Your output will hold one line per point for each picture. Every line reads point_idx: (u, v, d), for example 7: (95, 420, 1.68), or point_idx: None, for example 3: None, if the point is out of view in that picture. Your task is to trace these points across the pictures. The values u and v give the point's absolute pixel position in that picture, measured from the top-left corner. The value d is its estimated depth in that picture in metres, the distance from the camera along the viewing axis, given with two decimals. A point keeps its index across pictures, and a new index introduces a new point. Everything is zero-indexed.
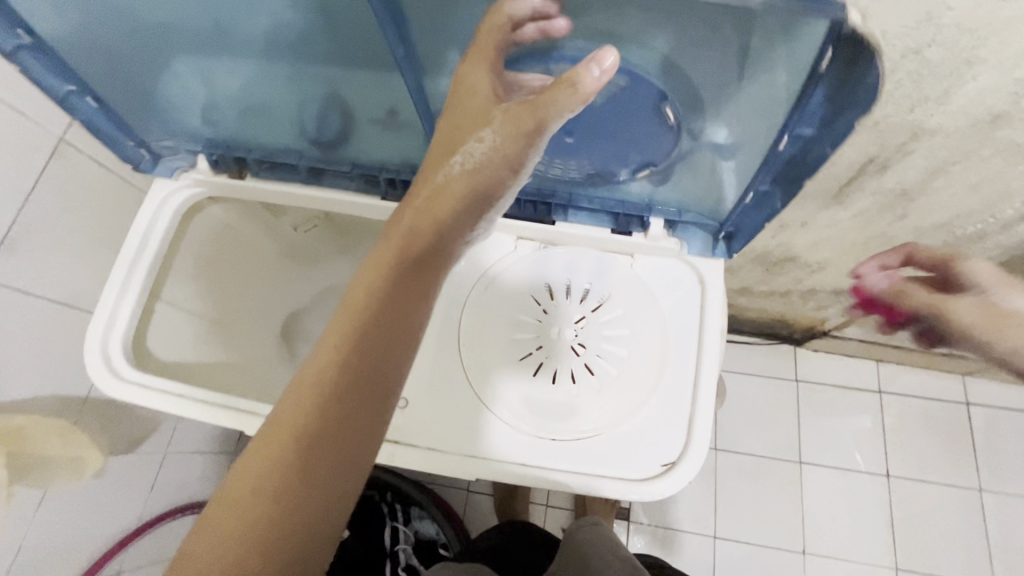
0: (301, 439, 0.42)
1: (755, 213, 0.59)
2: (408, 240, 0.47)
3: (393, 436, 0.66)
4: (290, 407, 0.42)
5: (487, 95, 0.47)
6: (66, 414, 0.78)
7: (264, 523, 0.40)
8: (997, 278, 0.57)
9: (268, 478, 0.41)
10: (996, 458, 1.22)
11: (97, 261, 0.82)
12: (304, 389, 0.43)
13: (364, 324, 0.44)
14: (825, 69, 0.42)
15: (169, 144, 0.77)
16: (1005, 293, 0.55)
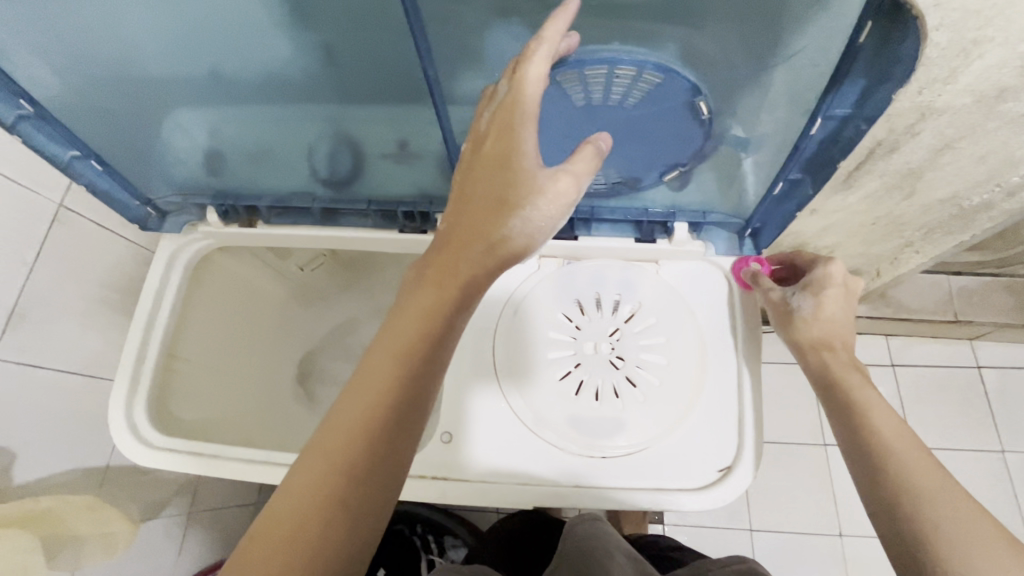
0: (347, 476, 0.41)
1: (782, 206, 0.61)
2: (455, 287, 0.45)
3: (443, 473, 0.64)
4: (338, 440, 0.42)
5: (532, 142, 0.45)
6: (88, 488, 0.75)
7: (307, 554, 0.39)
8: (818, 285, 0.62)
9: (316, 510, 0.40)
10: (1012, 417, 1.24)
11: (109, 326, 0.79)
12: (353, 423, 0.42)
13: (408, 366, 0.43)
14: (862, 42, 0.43)
15: (174, 199, 0.75)
16: (803, 298, 0.63)
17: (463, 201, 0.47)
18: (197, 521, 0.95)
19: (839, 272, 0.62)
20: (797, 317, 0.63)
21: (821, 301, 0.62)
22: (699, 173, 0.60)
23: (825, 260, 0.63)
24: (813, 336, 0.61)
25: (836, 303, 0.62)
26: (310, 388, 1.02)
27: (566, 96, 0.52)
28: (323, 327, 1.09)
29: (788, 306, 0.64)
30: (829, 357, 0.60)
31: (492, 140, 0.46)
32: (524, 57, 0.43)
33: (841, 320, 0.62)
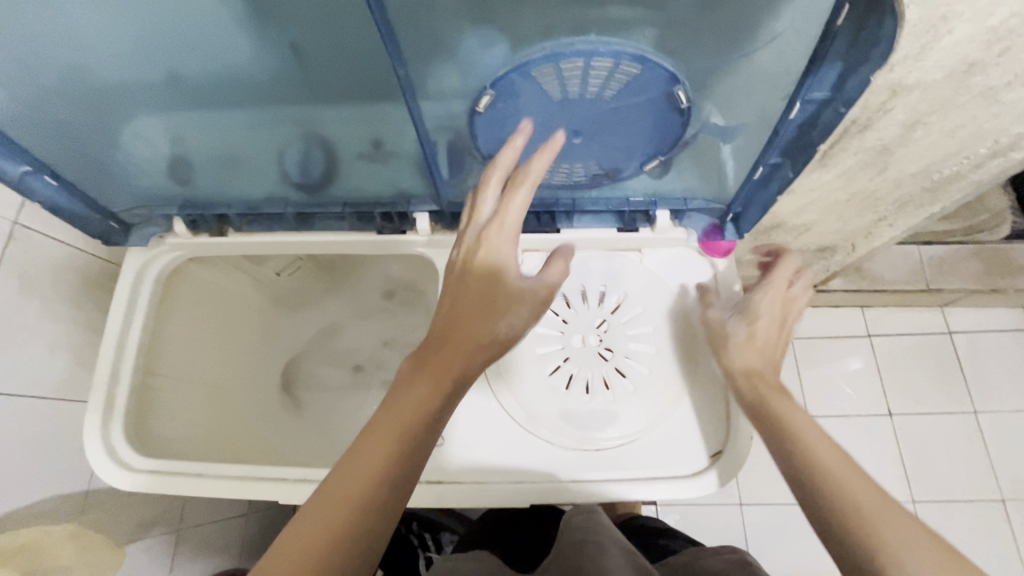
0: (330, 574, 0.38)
1: (764, 189, 0.61)
2: (449, 377, 0.46)
3: (436, 477, 0.63)
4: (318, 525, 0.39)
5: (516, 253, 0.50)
6: (68, 515, 0.72)
7: None
8: (753, 311, 0.61)
9: None
10: (983, 379, 1.28)
11: (78, 345, 0.76)
12: (337, 509, 0.40)
13: (402, 455, 0.42)
14: (839, 26, 0.43)
15: (139, 212, 0.72)
16: (739, 322, 0.61)
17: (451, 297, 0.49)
18: (186, 538, 0.92)
19: (772, 299, 0.61)
20: (731, 341, 0.60)
21: (754, 328, 0.59)
22: (679, 160, 0.60)
23: (767, 284, 0.62)
24: (744, 364, 0.58)
25: (769, 332, 0.59)
26: (296, 395, 1.00)
27: (544, 90, 0.51)
28: (305, 333, 1.06)
29: (724, 330, 0.61)
30: (760, 384, 0.56)
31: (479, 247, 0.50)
32: (514, 182, 0.49)
33: (774, 350, 0.59)
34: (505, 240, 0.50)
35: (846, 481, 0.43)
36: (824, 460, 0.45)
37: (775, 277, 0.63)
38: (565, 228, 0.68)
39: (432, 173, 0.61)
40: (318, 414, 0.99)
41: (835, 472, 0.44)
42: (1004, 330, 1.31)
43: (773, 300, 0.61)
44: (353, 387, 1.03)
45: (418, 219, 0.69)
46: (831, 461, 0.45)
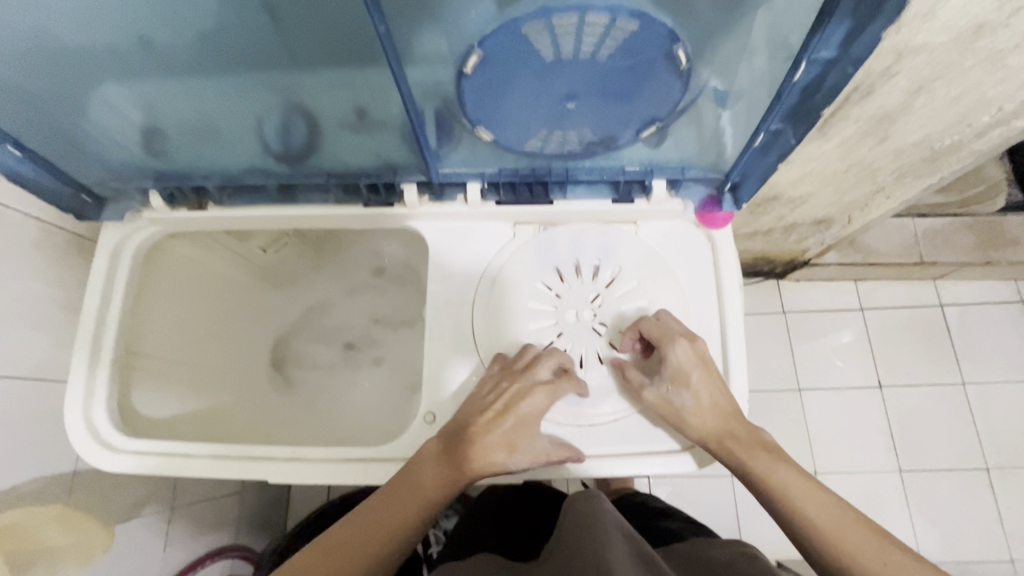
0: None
1: (764, 158, 0.58)
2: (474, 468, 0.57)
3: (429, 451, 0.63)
4: (361, 538, 0.56)
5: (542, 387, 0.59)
6: (56, 497, 0.71)
7: None
8: (682, 374, 0.60)
9: None
10: (972, 351, 1.29)
11: (58, 324, 0.73)
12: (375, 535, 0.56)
13: (413, 527, 0.56)
14: None
15: (113, 184, 0.69)
16: (679, 391, 0.60)
17: (463, 433, 0.57)
18: (179, 516, 0.91)
19: (686, 351, 0.60)
20: (684, 415, 0.59)
21: (693, 388, 0.59)
22: (675, 128, 0.58)
23: (669, 341, 0.61)
24: (706, 429, 0.58)
25: (705, 381, 0.60)
26: (286, 372, 1.00)
27: (535, 51, 0.48)
28: (295, 310, 1.04)
29: (672, 405, 0.60)
30: (734, 444, 0.57)
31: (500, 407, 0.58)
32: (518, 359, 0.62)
33: (717, 394, 0.60)
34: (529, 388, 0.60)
35: (841, 533, 0.51)
36: (814, 518, 0.52)
37: (674, 328, 0.62)
38: (558, 199, 0.66)
39: (420, 143, 0.58)
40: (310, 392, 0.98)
41: (824, 529, 0.52)
42: (995, 303, 1.32)
43: (686, 350, 0.60)
44: (344, 365, 1.02)
45: (406, 191, 0.66)
46: (820, 518, 0.52)
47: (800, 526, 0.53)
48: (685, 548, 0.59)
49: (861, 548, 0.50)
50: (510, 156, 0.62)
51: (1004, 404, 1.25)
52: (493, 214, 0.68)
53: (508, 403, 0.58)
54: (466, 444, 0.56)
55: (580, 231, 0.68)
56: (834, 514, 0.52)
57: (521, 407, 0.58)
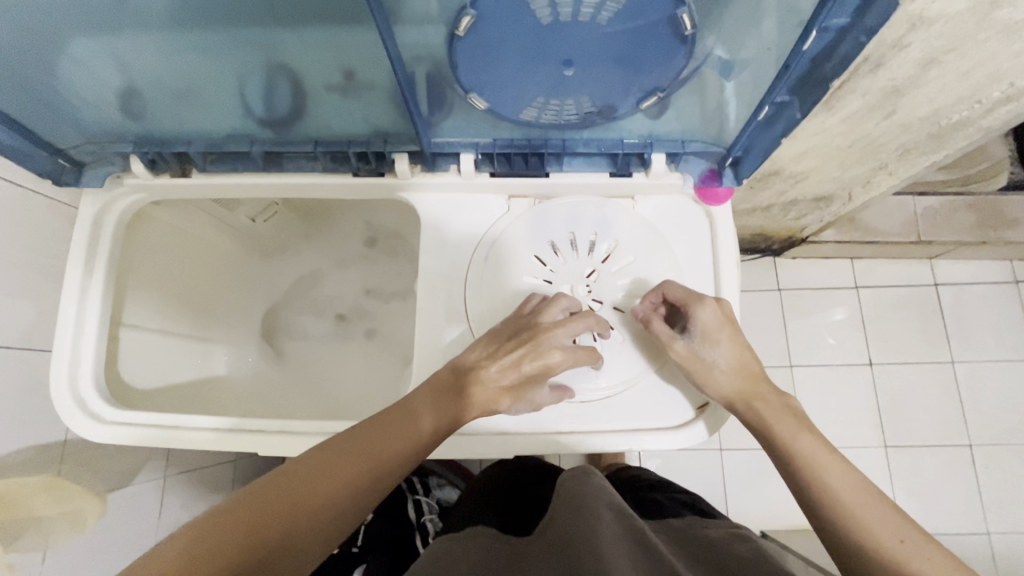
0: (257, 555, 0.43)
1: (768, 131, 0.57)
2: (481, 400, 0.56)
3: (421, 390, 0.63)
4: (352, 455, 0.51)
5: (564, 342, 0.59)
6: (46, 466, 0.70)
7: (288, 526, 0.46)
8: (712, 333, 0.59)
9: (310, 499, 0.47)
10: (963, 330, 1.30)
11: (41, 293, 0.71)
12: (369, 454, 0.51)
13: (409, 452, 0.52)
14: None
15: (91, 148, 0.66)
16: (710, 348, 0.59)
17: (471, 374, 0.56)
18: (173, 484, 0.91)
19: (716, 310, 0.60)
20: (714, 371, 0.58)
21: (723, 349, 0.59)
22: (676, 99, 0.56)
23: (699, 300, 0.60)
24: (735, 389, 0.58)
25: (732, 340, 0.59)
26: (278, 344, 0.99)
27: (531, 14, 0.45)
28: (284, 281, 1.03)
29: (703, 362, 0.59)
30: (762, 406, 0.57)
31: (509, 363, 0.57)
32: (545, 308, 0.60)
33: (746, 355, 0.59)
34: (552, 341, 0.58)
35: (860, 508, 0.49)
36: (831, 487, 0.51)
37: (695, 291, 0.61)
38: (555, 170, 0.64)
39: (410, 111, 0.56)
40: (301, 363, 0.98)
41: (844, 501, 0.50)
42: (989, 283, 1.32)
43: (714, 310, 0.59)
44: (336, 337, 1.01)
45: (397, 160, 0.64)
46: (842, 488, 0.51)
47: (815, 491, 0.51)
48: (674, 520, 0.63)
49: (881, 524, 0.48)
50: (505, 125, 0.60)
51: (990, 382, 1.27)
52: (486, 187, 0.66)
53: (520, 357, 0.57)
54: (474, 390, 0.55)
55: (586, 197, 0.67)
56: (856, 486, 0.51)
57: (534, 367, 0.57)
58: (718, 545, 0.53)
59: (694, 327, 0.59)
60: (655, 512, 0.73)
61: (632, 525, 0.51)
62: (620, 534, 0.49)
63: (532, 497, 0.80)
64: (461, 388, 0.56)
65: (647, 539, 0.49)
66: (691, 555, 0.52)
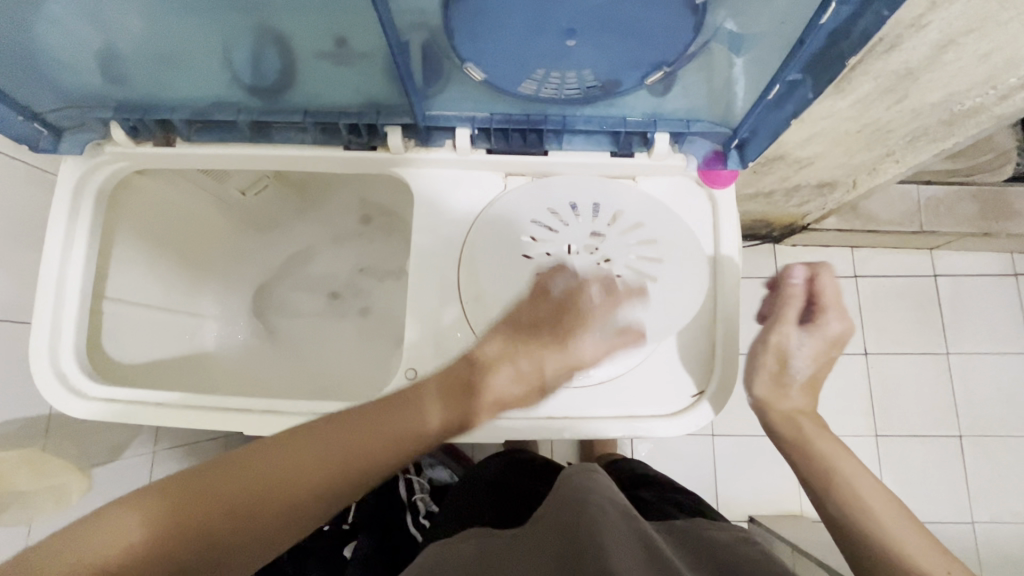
0: (214, 525, 0.44)
1: (776, 112, 0.54)
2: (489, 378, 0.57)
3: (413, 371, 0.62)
4: (348, 444, 0.50)
5: (600, 331, 0.61)
6: (30, 440, 0.69)
7: (275, 506, 0.46)
8: (819, 342, 0.61)
9: (297, 484, 0.47)
10: (960, 322, 1.29)
11: (22, 265, 0.69)
12: (364, 447, 0.50)
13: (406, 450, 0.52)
14: None
15: (70, 114, 0.63)
16: (803, 356, 0.62)
17: (484, 373, 0.57)
18: (162, 459, 0.91)
19: (840, 330, 0.61)
20: (790, 372, 0.62)
21: (813, 367, 0.62)
22: (682, 76, 0.53)
23: (842, 310, 0.61)
24: (799, 398, 0.62)
25: (829, 360, 0.62)
26: (268, 321, 0.97)
27: None
28: (275, 256, 1.00)
29: (786, 360, 0.62)
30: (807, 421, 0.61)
31: (530, 379, 0.58)
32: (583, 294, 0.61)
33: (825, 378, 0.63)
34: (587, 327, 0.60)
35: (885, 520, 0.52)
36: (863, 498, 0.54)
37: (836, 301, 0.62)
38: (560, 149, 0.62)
39: (404, 81, 0.53)
40: (291, 341, 0.95)
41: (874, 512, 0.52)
42: (988, 275, 1.31)
43: (840, 328, 0.61)
44: (329, 314, 0.98)
45: (389, 133, 0.61)
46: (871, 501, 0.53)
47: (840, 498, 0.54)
48: (676, 522, 0.64)
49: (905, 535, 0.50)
50: (504, 99, 0.57)
51: (984, 374, 1.27)
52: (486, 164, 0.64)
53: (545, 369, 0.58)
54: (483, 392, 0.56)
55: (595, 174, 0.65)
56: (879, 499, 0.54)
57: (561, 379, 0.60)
58: (724, 548, 0.54)
59: (823, 327, 0.61)
60: (650, 511, 0.73)
61: (639, 531, 0.52)
62: (626, 538, 0.50)
63: (527, 492, 0.79)
64: (472, 388, 0.56)
65: (655, 546, 0.50)
66: (687, 552, 0.54)
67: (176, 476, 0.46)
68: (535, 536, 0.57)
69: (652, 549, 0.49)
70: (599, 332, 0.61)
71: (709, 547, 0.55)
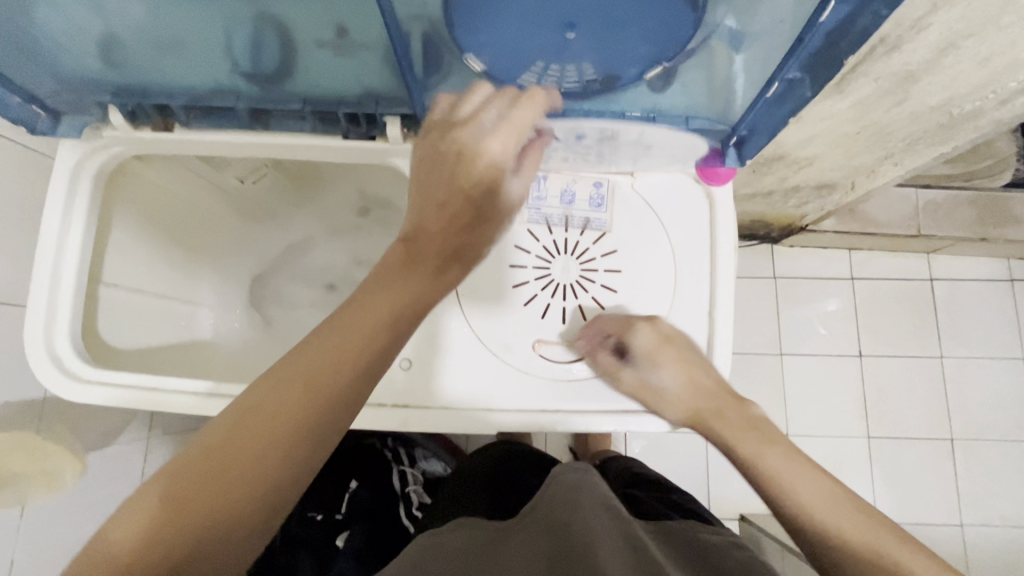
0: (234, 494, 0.37)
1: (775, 110, 0.54)
2: (443, 214, 0.44)
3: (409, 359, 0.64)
4: (333, 340, 0.42)
5: (499, 124, 0.45)
6: (25, 424, 0.69)
7: (285, 441, 0.39)
8: (653, 355, 0.61)
9: (297, 409, 0.39)
10: (955, 326, 1.30)
11: (18, 249, 0.69)
12: (350, 336, 0.42)
13: (398, 315, 0.43)
14: None
15: (67, 97, 0.62)
16: (657, 374, 0.61)
17: (415, 238, 0.45)
18: (157, 446, 0.91)
19: (650, 333, 0.61)
20: (663, 397, 0.61)
21: (674, 372, 0.61)
22: (682, 71, 0.53)
23: (639, 322, 0.62)
24: (684, 409, 0.61)
25: (678, 359, 0.61)
26: (265, 311, 0.97)
27: None
28: (273, 247, 1.00)
29: (653, 389, 0.61)
30: (720, 423, 0.59)
31: (449, 201, 0.44)
32: (464, 110, 0.46)
33: (695, 372, 0.61)
34: (481, 132, 0.44)
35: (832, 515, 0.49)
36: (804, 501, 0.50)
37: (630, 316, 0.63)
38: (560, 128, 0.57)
39: (405, 70, 0.53)
40: (285, 330, 0.94)
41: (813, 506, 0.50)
42: (984, 280, 1.31)
43: (649, 332, 0.61)
44: (326, 304, 0.98)
45: (389, 124, 0.61)
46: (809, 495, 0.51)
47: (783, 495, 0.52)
48: (671, 523, 0.64)
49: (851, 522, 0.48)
50: None
51: (977, 379, 1.27)
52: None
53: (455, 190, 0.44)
54: (426, 253, 0.44)
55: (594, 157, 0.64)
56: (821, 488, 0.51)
57: (495, 198, 0.46)
58: (716, 551, 0.54)
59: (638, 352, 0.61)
60: (638, 508, 0.74)
61: (629, 530, 0.53)
62: (617, 538, 0.51)
63: (520, 486, 0.80)
64: (410, 257, 0.44)
65: (646, 548, 0.50)
66: (678, 555, 0.55)
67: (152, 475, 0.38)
68: (525, 530, 0.58)
69: (641, 550, 0.50)
70: (492, 128, 0.45)
71: (700, 550, 0.55)
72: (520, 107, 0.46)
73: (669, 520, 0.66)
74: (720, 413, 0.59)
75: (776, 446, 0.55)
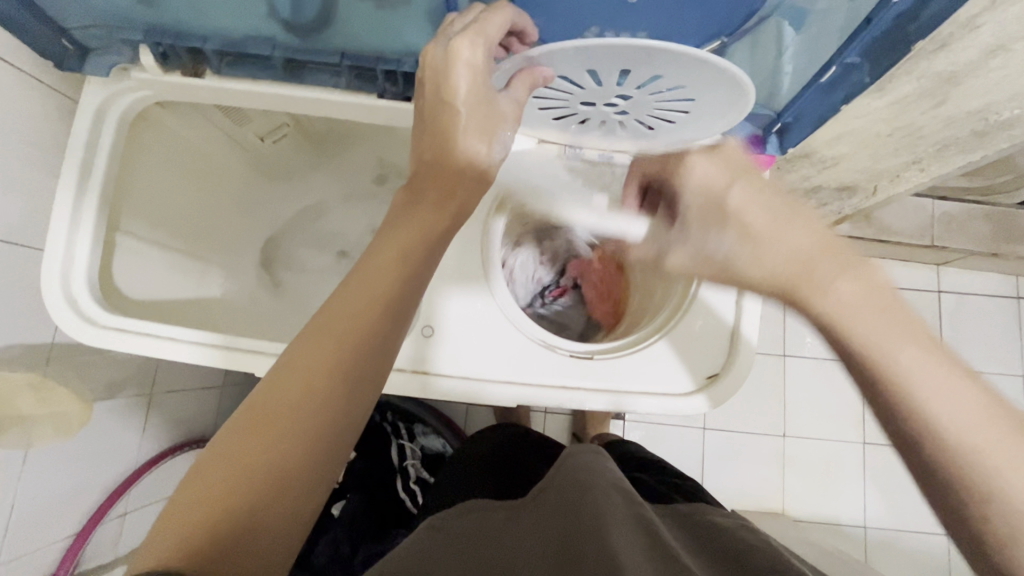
0: (287, 460, 0.37)
1: (828, 97, 0.54)
2: (443, 148, 0.43)
3: (434, 329, 0.66)
4: (357, 290, 0.42)
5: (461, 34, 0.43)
6: (33, 367, 0.68)
7: (326, 402, 0.39)
8: (723, 214, 0.51)
9: (333, 370, 0.40)
10: (958, 340, 1.30)
11: (34, 188, 0.67)
12: (372, 286, 0.42)
13: (412, 257, 0.43)
14: None
15: (95, 32, 0.60)
16: (718, 232, 0.51)
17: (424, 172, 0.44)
18: (159, 403, 0.91)
19: (715, 178, 0.53)
20: (749, 263, 0.49)
21: (751, 234, 0.49)
22: (733, 52, 0.52)
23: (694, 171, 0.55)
24: (773, 278, 0.48)
25: (764, 207, 0.49)
26: (276, 274, 0.96)
27: None
28: (289, 210, 1.00)
29: (717, 254, 0.51)
30: (816, 286, 0.46)
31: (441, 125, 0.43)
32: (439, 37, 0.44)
33: (799, 237, 0.48)
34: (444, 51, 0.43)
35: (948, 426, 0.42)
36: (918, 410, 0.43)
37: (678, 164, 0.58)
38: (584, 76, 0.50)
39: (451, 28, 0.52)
40: (296, 296, 0.94)
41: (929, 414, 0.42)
42: (991, 296, 1.31)
43: (710, 178, 0.53)
44: (337, 271, 0.96)
45: None
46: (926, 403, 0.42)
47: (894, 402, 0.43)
48: (679, 506, 0.64)
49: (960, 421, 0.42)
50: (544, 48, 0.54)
51: None
52: (529, 117, 0.61)
53: (433, 103, 0.43)
54: (426, 183, 0.44)
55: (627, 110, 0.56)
56: (946, 399, 0.42)
57: (479, 116, 0.44)
58: (726, 532, 0.54)
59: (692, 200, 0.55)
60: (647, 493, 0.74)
61: (639, 512, 0.54)
62: (627, 519, 0.51)
63: (528, 467, 0.81)
64: (414, 190, 0.44)
65: (657, 532, 0.50)
66: (690, 539, 0.55)
67: (199, 454, 0.38)
68: (533, 505, 0.58)
69: (651, 530, 0.51)
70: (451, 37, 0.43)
71: (711, 531, 0.55)
72: (485, 15, 0.44)
73: (677, 503, 0.66)
74: (825, 280, 0.46)
75: (915, 340, 0.44)
